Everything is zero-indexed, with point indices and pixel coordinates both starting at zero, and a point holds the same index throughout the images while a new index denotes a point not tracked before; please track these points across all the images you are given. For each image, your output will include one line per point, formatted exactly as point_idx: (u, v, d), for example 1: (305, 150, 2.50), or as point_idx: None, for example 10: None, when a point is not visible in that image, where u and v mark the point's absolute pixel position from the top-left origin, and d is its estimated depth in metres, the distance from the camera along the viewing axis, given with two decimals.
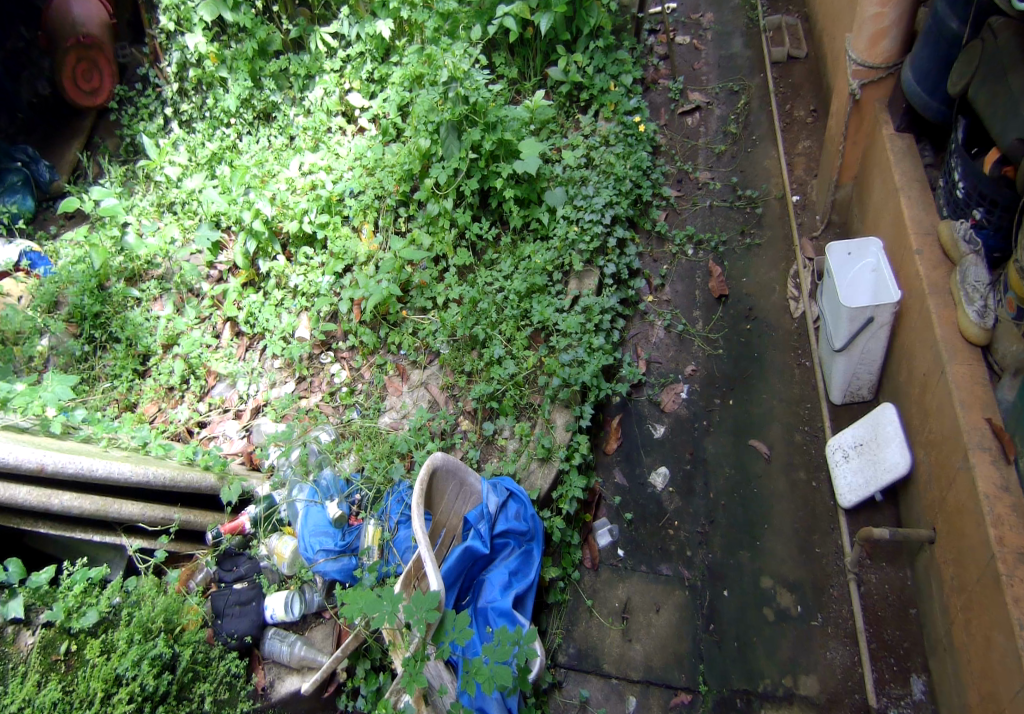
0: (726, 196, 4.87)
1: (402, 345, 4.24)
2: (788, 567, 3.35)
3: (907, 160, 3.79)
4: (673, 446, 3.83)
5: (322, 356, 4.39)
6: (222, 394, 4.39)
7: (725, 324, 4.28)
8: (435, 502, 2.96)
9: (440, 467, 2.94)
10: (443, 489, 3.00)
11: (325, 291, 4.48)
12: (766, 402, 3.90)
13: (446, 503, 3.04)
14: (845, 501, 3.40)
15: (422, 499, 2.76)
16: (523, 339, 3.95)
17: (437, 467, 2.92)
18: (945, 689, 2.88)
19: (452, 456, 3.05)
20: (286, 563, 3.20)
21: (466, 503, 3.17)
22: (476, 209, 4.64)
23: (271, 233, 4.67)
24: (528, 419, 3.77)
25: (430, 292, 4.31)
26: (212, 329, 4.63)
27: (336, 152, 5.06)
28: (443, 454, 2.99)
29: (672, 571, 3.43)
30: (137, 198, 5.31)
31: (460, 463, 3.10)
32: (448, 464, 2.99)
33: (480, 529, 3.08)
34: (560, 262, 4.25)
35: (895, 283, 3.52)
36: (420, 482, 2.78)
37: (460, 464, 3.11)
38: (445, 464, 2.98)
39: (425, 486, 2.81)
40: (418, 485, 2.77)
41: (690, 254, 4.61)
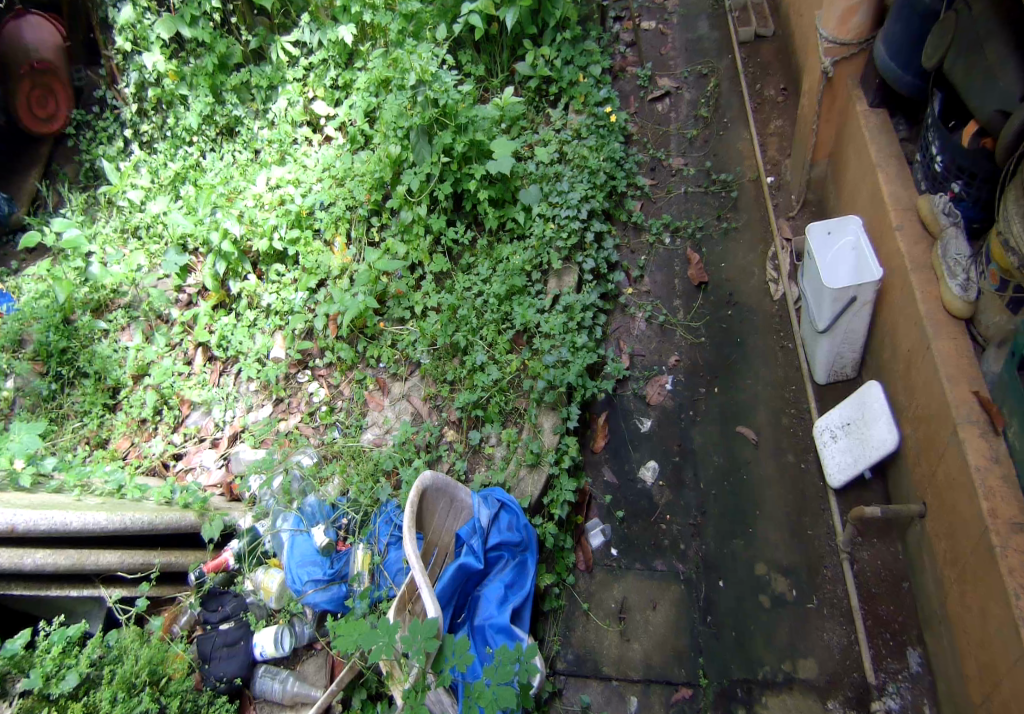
0: (700, 181, 4.81)
1: (382, 358, 4.19)
2: (782, 552, 3.30)
3: (881, 135, 3.75)
4: (662, 440, 3.77)
5: (299, 375, 4.35)
6: (197, 422, 4.33)
7: (706, 311, 4.23)
8: (426, 522, 2.89)
9: (430, 486, 2.88)
10: (433, 508, 2.93)
11: (299, 308, 4.44)
12: (751, 387, 3.85)
13: (438, 522, 2.97)
14: (834, 480, 3.34)
15: (412, 521, 2.69)
16: (504, 343, 3.88)
17: (426, 487, 2.85)
18: (941, 660, 2.83)
19: (441, 473, 2.98)
20: (273, 598, 3.14)
21: (457, 520, 3.09)
22: (450, 213, 4.57)
23: (240, 253, 4.60)
24: (514, 424, 3.70)
25: (407, 302, 4.26)
26: (183, 355, 4.57)
27: (304, 164, 4.97)
28: (432, 473, 2.93)
29: (667, 566, 3.37)
30: (100, 226, 5.23)
31: (450, 480, 3.03)
32: (438, 483, 2.92)
33: (473, 543, 3.02)
34: (538, 262, 4.19)
35: (876, 259, 3.47)
36: (410, 504, 2.71)
37: (450, 480, 3.04)
38: (434, 483, 2.91)
39: (415, 508, 2.75)
40: (408, 506, 2.70)
41: (667, 243, 4.55)
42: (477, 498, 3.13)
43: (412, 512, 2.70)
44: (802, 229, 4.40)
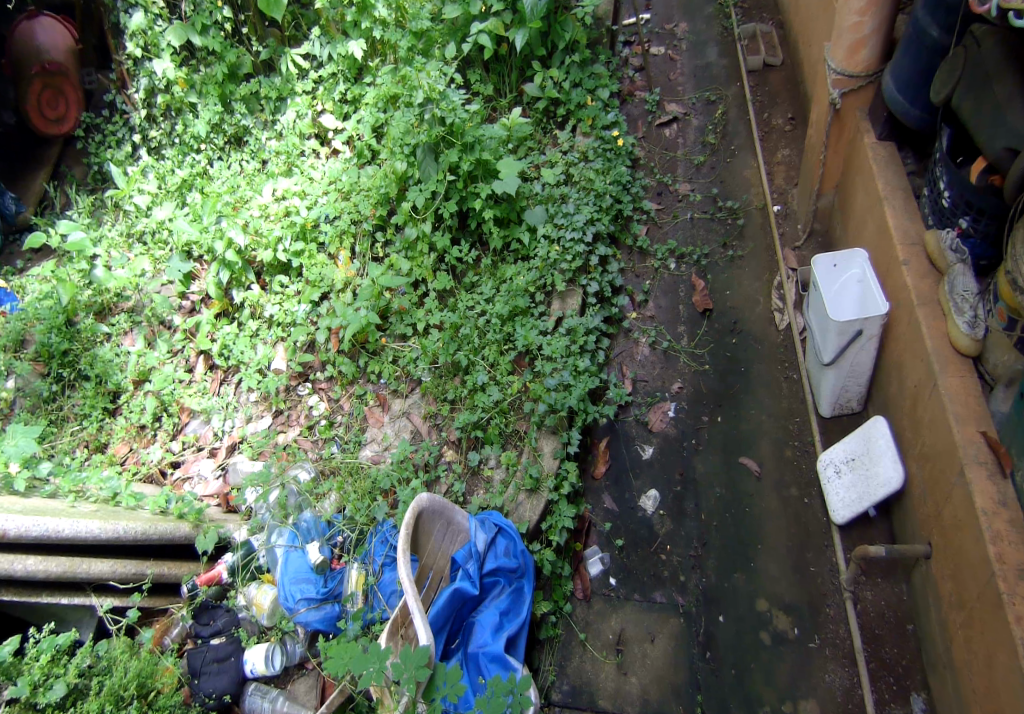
0: (707, 207, 4.83)
1: (383, 374, 4.24)
2: (784, 588, 3.22)
3: (887, 169, 3.76)
4: (663, 467, 3.76)
5: (300, 388, 4.41)
6: (196, 431, 4.41)
7: (710, 339, 4.24)
8: (421, 546, 2.79)
9: (427, 509, 2.78)
10: (429, 531, 2.83)
11: (301, 320, 4.50)
12: (754, 418, 3.83)
13: (434, 545, 2.86)
14: (838, 516, 3.28)
15: (407, 545, 2.61)
16: (506, 364, 3.92)
17: (423, 509, 2.76)
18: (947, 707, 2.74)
19: (439, 496, 2.88)
20: (265, 615, 3.06)
21: (453, 543, 2.96)
22: (455, 231, 4.59)
23: (244, 262, 4.68)
24: (514, 447, 3.72)
25: (409, 318, 4.29)
26: (185, 363, 4.67)
27: (311, 176, 5.01)
28: (430, 495, 2.83)
29: (666, 598, 3.30)
30: (105, 229, 5.29)
31: (448, 503, 2.93)
32: (436, 506, 2.83)
33: (468, 568, 2.89)
34: (542, 283, 4.22)
35: (883, 294, 3.45)
36: (404, 527, 2.63)
37: (447, 502, 2.93)
38: (432, 505, 2.81)
39: (410, 531, 2.67)
40: (402, 530, 2.62)
41: (673, 269, 4.57)
42: (474, 521, 3.02)
43: (407, 536, 2.62)
44: (809, 260, 4.40)
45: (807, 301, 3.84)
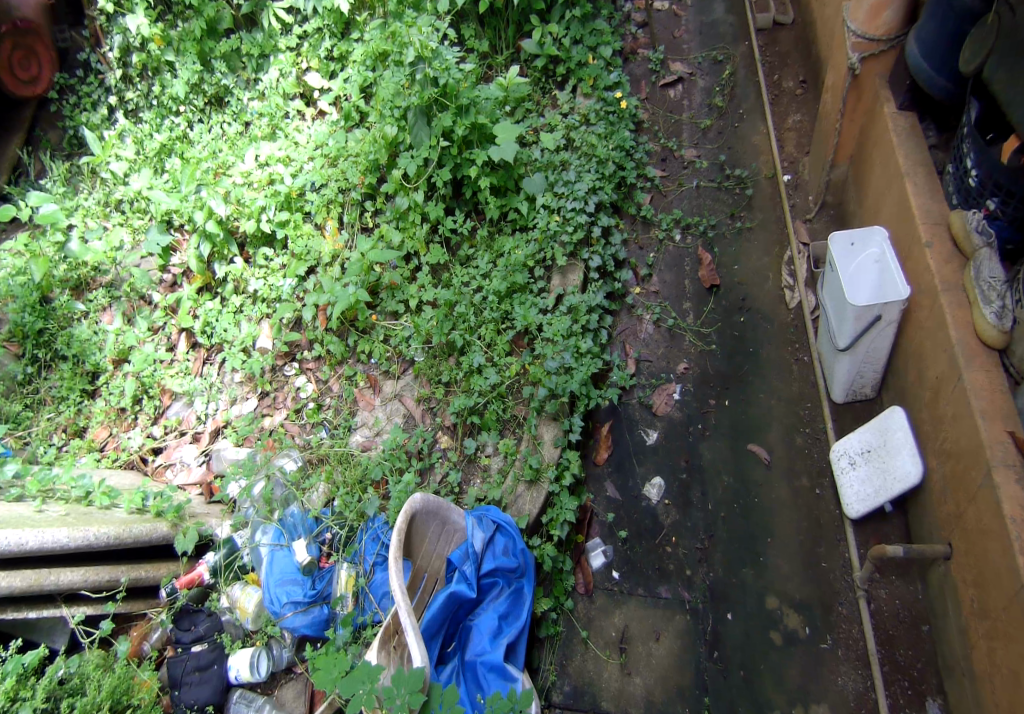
0: (714, 175, 4.57)
1: (374, 354, 4.05)
2: (794, 585, 3.06)
3: (909, 142, 3.51)
4: (668, 454, 3.61)
5: (286, 368, 4.22)
6: (178, 414, 4.28)
7: (717, 317, 4.04)
8: (414, 548, 2.62)
9: (420, 510, 2.61)
10: (423, 531, 2.66)
11: (286, 296, 4.31)
12: (763, 403, 3.65)
13: (428, 547, 2.69)
14: (852, 511, 3.11)
15: (399, 549, 2.43)
16: (503, 344, 3.75)
17: (417, 510, 2.58)
18: None
19: (434, 495, 2.71)
20: (249, 618, 2.97)
21: (449, 544, 2.81)
22: (449, 200, 4.34)
23: (226, 233, 4.45)
24: (512, 433, 3.58)
25: (401, 294, 4.09)
26: (166, 341, 4.48)
27: (295, 139, 4.73)
28: (424, 495, 2.65)
29: (671, 593, 3.16)
30: (82, 198, 5.05)
31: (444, 502, 2.77)
32: (429, 506, 2.66)
33: (466, 570, 2.76)
34: (541, 257, 4.01)
35: (904, 279, 3.18)
36: (396, 529, 2.44)
37: (443, 502, 2.77)
38: (426, 506, 2.64)
39: (403, 535, 2.49)
40: (394, 532, 2.43)
41: (678, 240, 4.34)
42: (471, 520, 2.88)
43: (399, 539, 2.43)
44: (822, 234, 4.17)
45: (821, 280, 3.62)
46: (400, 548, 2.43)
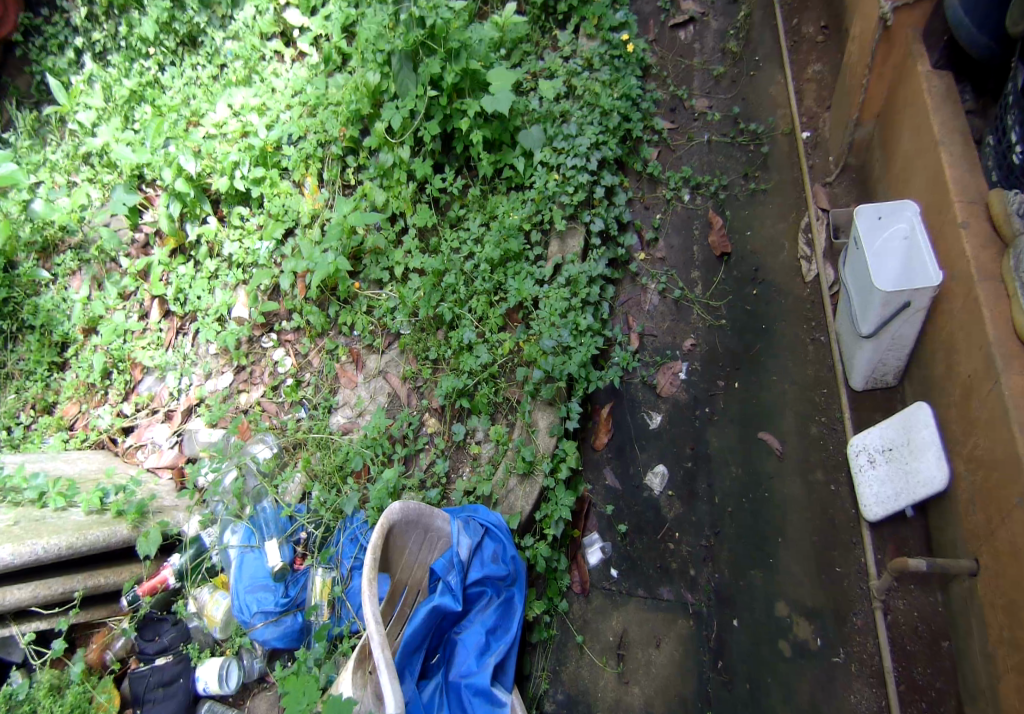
0: (727, 129, 4.19)
1: (357, 326, 3.76)
2: (806, 591, 2.85)
3: (944, 106, 3.13)
4: (672, 440, 3.36)
5: (264, 339, 3.93)
6: (151, 389, 4.03)
7: (727, 289, 3.73)
8: (392, 561, 2.42)
9: (399, 520, 2.39)
10: (402, 542, 2.45)
11: (264, 261, 3.97)
12: (776, 387, 3.37)
13: (407, 557, 2.50)
14: (871, 515, 2.86)
15: (374, 567, 2.21)
16: (496, 319, 3.46)
17: (395, 521, 2.37)
18: None
19: (415, 503, 2.49)
20: (218, 627, 2.89)
21: (432, 552, 2.61)
22: (438, 156, 3.98)
23: (197, 191, 4.08)
24: (504, 419, 3.33)
25: (385, 260, 3.78)
26: (138, 309, 4.20)
27: (272, 85, 4.32)
28: (404, 504, 2.44)
29: (674, 595, 2.96)
30: (48, 150, 4.69)
31: (426, 507, 2.55)
32: (409, 515, 2.45)
33: (450, 580, 2.54)
34: (538, 219, 3.67)
35: (936, 264, 2.86)
36: (371, 545, 2.22)
37: (426, 508, 2.55)
38: (405, 517, 2.42)
39: (379, 552, 2.28)
40: (370, 548, 2.22)
41: (687, 200, 3.99)
42: (457, 524, 2.65)
43: (375, 556, 2.22)
44: (842, 200, 3.79)
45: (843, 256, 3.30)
46: (375, 567, 2.21)
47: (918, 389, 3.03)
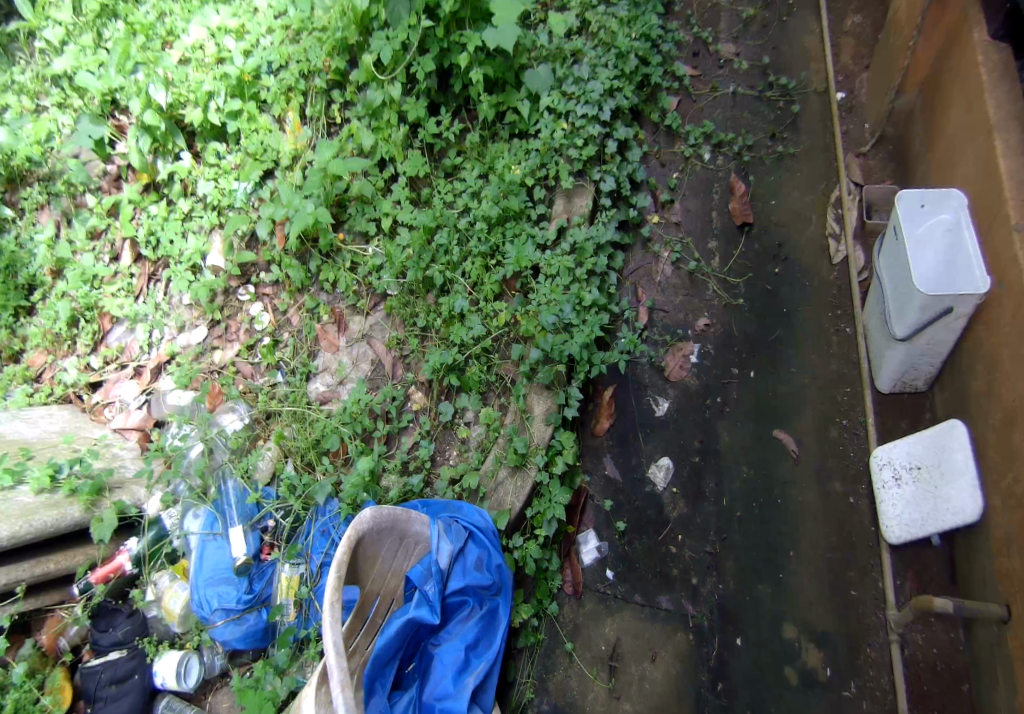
0: (755, 80, 3.77)
1: (339, 283, 3.44)
2: (817, 614, 2.62)
3: (1001, 84, 2.71)
4: (679, 430, 3.10)
5: (240, 292, 3.62)
6: (121, 341, 3.71)
7: (748, 265, 3.39)
8: (362, 572, 2.18)
9: (370, 528, 2.14)
10: (374, 550, 2.21)
11: (240, 204, 3.63)
12: (795, 379, 3.07)
13: (380, 566, 2.26)
14: (892, 536, 2.60)
15: (339, 586, 1.96)
16: (491, 286, 3.14)
17: (365, 529, 2.11)
18: None
19: (390, 507, 2.24)
20: (176, 621, 2.75)
21: (408, 558, 2.39)
22: (433, 95, 3.58)
23: (169, 124, 3.70)
24: (496, 399, 3.07)
25: (372, 210, 3.43)
26: (108, 250, 3.84)
27: (253, 5, 3.88)
28: (376, 509, 2.18)
29: (673, 604, 2.75)
30: (13, 68, 4.25)
31: (403, 511, 2.31)
32: (382, 521, 2.19)
33: (427, 591, 2.32)
34: (542, 173, 3.31)
35: (983, 269, 2.54)
36: (336, 560, 1.96)
37: (403, 512, 2.31)
38: (378, 523, 2.17)
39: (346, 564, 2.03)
40: (334, 564, 1.96)
41: (708, 159, 3.61)
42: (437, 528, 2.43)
43: (339, 572, 1.96)
44: (877, 175, 3.40)
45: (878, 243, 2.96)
46: (339, 586, 1.95)
47: (952, 402, 2.73)
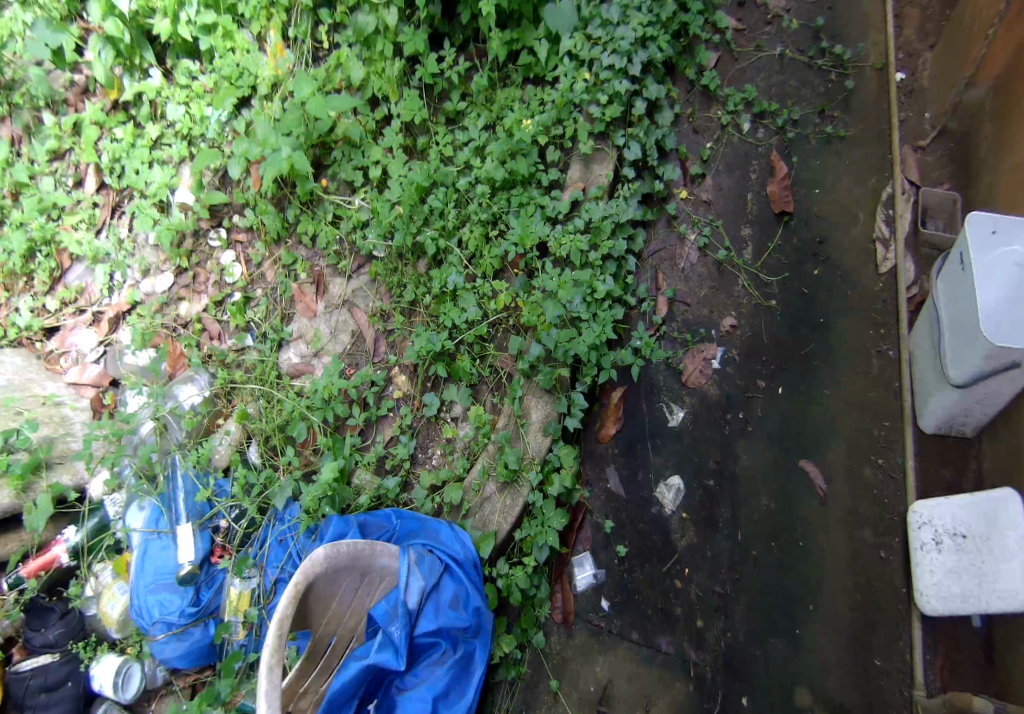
0: (805, 42, 3.26)
1: (318, 237, 3.03)
2: (835, 681, 2.37)
3: None
4: (693, 445, 2.77)
5: (211, 236, 3.20)
6: (80, 280, 3.26)
7: (784, 261, 2.98)
8: (313, 615, 1.94)
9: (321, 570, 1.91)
10: (328, 591, 1.98)
11: (212, 134, 3.19)
12: (827, 403, 2.73)
13: (336, 607, 2.03)
14: (926, 607, 2.31)
15: (280, 644, 1.72)
16: (491, 262, 2.75)
17: (316, 572, 1.89)
18: None
19: (348, 543, 2.03)
20: (114, 626, 2.48)
21: (371, 594, 2.17)
22: (436, 24, 3.07)
23: (137, 34, 3.23)
24: (489, 394, 2.74)
25: (359, 156, 3.01)
26: (71, 172, 3.32)
27: None
28: (330, 548, 1.96)
29: (674, 647, 2.51)
30: None
31: (365, 545, 2.09)
32: (337, 561, 1.97)
33: (393, 632, 2.07)
34: (556, 132, 2.89)
35: None
36: (278, 615, 1.73)
37: (364, 547, 2.09)
38: (333, 563, 1.95)
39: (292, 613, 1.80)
40: (275, 618, 1.73)
41: (746, 130, 3.16)
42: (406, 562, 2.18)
43: (280, 631, 1.73)
44: (933, 174, 2.96)
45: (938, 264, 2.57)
46: (280, 646, 1.72)
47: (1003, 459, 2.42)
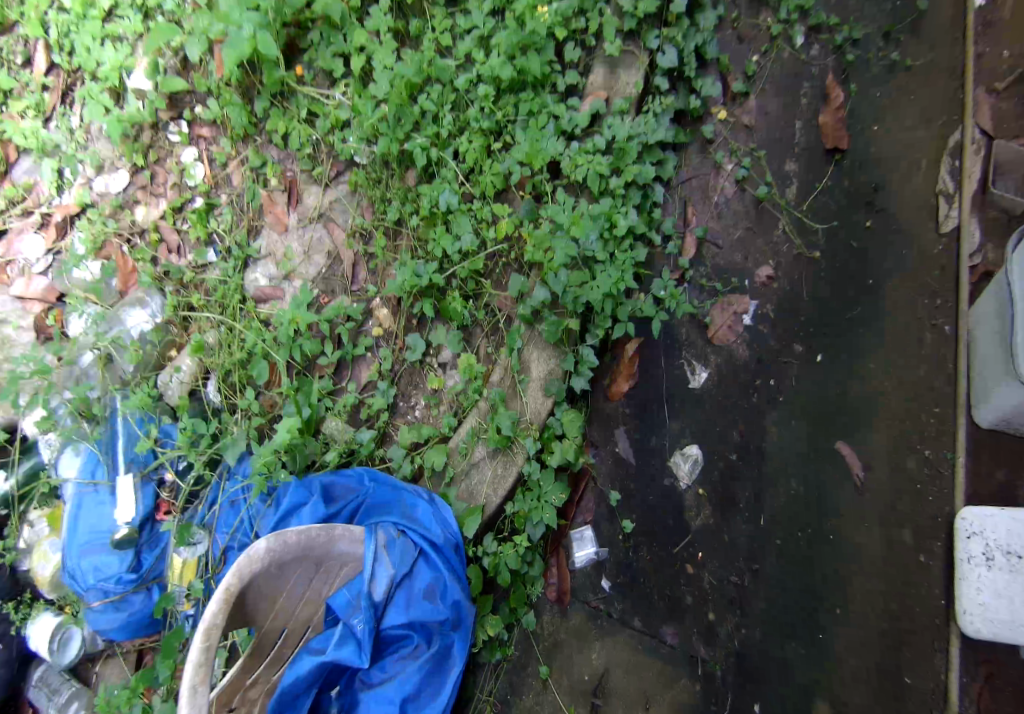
0: None
1: (289, 136, 2.56)
2: (858, 694, 2.12)
3: None
4: (714, 412, 2.41)
5: (171, 129, 2.71)
6: (28, 176, 2.80)
7: (833, 207, 2.42)
8: (258, 613, 1.67)
9: (263, 568, 1.61)
10: (278, 586, 1.70)
11: (170, 10, 2.70)
12: (874, 382, 2.28)
13: (288, 600, 1.74)
14: (968, 628, 2.02)
15: (207, 662, 1.47)
16: (493, 181, 2.31)
17: (256, 571, 1.60)
18: None
19: (298, 531, 1.72)
20: (46, 588, 2.25)
21: (332, 579, 1.88)
22: None
23: None
24: (484, 339, 2.36)
25: (339, 41, 2.50)
26: (19, 49, 2.81)
27: None
28: (276, 539, 1.66)
29: (679, 639, 2.29)
30: None
31: (320, 531, 1.78)
32: (283, 555, 1.67)
33: (356, 626, 1.79)
34: (575, 25, 2.37)
35: None
36: (203, 628, 1.47)
37: (321, 533, 1.78)
38: (280, 558, 1.65)
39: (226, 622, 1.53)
40: (201, 633, 1.46)
41: (800, 47, 2.51)
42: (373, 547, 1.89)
43: (206, 646, 1.47)
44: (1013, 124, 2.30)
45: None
46: (205, 663, 1.47)
47: None
